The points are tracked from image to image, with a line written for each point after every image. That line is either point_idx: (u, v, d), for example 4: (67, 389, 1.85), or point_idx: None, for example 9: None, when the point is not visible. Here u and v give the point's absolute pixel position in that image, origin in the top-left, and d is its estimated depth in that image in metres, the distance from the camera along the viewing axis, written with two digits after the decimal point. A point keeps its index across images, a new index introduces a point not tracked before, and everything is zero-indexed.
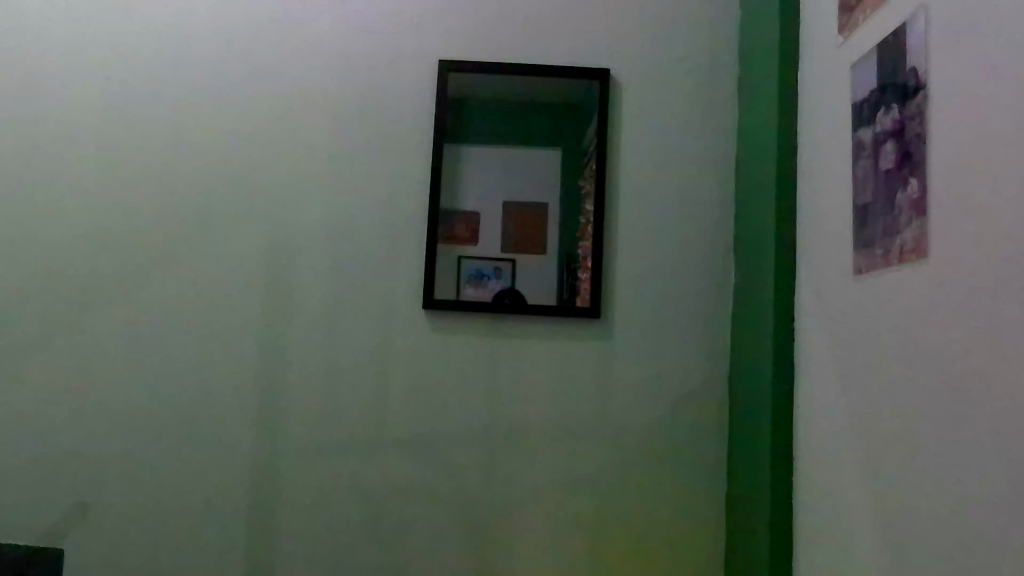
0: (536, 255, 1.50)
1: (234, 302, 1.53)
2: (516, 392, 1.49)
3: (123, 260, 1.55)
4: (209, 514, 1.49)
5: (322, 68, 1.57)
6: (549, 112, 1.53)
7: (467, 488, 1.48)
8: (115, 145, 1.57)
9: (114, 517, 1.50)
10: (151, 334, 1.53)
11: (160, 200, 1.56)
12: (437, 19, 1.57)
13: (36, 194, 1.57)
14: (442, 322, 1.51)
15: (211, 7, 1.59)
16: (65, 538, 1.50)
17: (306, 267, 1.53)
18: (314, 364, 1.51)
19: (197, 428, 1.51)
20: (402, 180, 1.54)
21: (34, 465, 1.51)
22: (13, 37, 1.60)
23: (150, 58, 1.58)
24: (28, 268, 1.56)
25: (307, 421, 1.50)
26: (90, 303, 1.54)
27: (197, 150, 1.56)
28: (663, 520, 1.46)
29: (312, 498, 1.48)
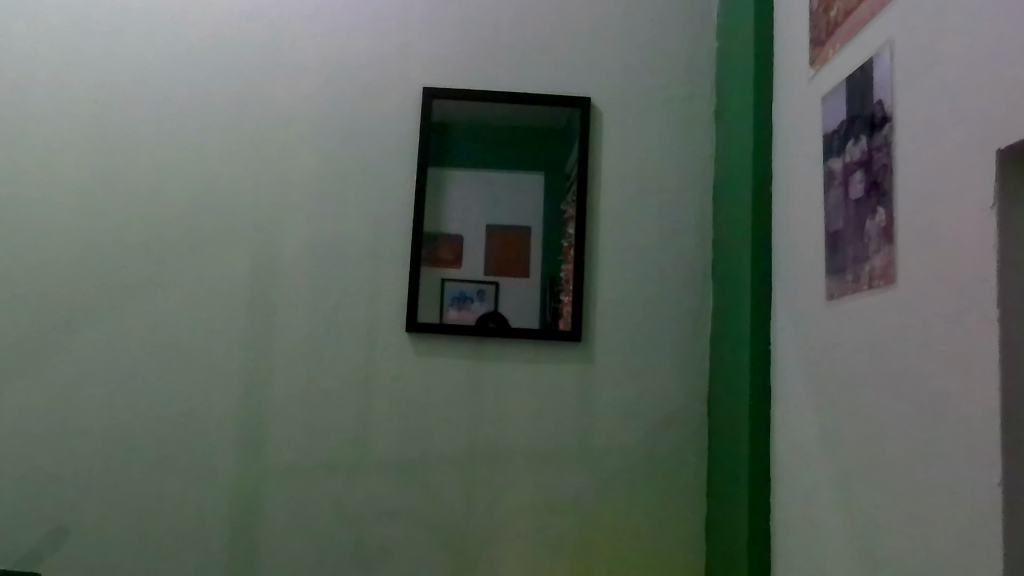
0: (518, 278, 1.52)
1: (217, 323, 1.54)
2: (499, 411, 1.51)
3: (106, 281, 1.55)
4: (189, 537, 1.48)
5: (307, 92, 1.59)
6: (531, 138, 1.56)
7: (449, 509, 1.48)
8: (102, 166, 1.58)
9: (92, 539, 1.49)
10: (134, 354, 1.53)
11: (145, 221, 1.57)
12: (422, 45, 1.60)
13: (18, 214, 1.57)
14: (426, 344, 1.52)
15: (200, 31, 1.61)
16: (43, 562, 1.49)
17: (290, 287, 1.54)
18: (298, 382, 1.51)
19: (180, 447, 1.50)
20: (386, 202, 1.56)
21: (11, 487, 1.50)
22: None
23: (132, 81, 1.60)
24: (7, 290, 1.55)
25: (291, 439, 1.50)
26: (71, 324, 1.54)
27: (184, 171, 1.57)
28: (645, 536, 1.48)
29: (295, 519, 1.48)
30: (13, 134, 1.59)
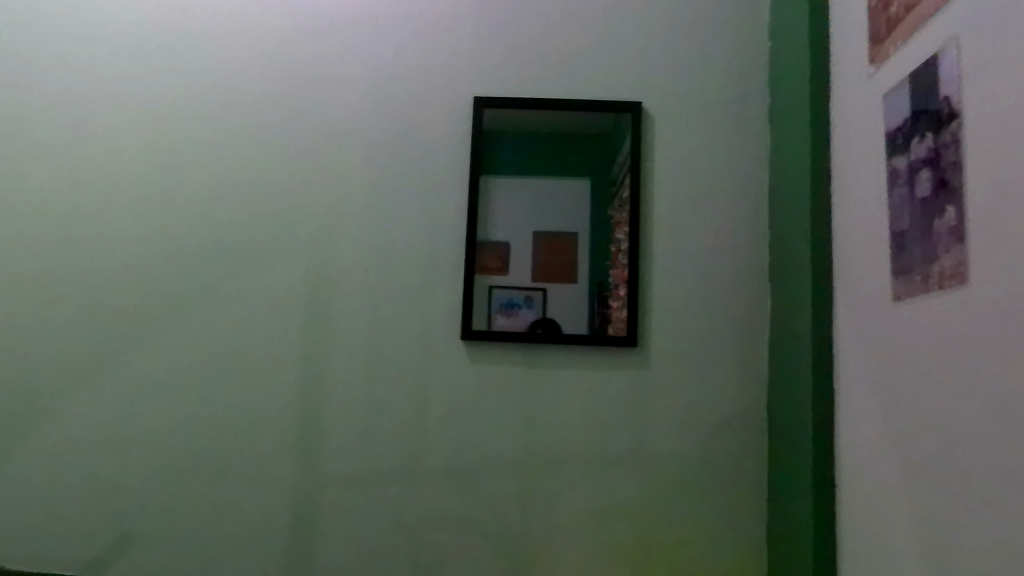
0: (569, 283, 1.52)
1: (276, 332, 1.57)
2: (554, 418, 1.51)
3: (168, 294, 1.60)
4: (250, 542, 1.51)
5: (358, 105, 1.62)
6: (583, 144, 1.56)
7: (505, 515, 1.49)
8: (163, 182, 1.63)
9: (157, 544, 1.53)
10: (196, 364, 1.57)
11: (205, 234, 1.61)
12: (472, 55, 1.62)
13: (83, 231, 1.63)
14: (480, 352, 1.53)
15: (255, 48, 1.65)
16: (112, 565, 1.53)
17: (345, 297, 1.56)
18: (356, 390, 1.53)
19: (241, 454, 1.54)
20: (439, 211, 1.57)
21: (78, 495, 1.55)
22: (59, 80, 1.67)
23: (191, 98, 1.65)
24: (73, 304, 1.61)
25: (349, 446, 1.52)
26: (136, 336, 1.59)
27: (241, 184, 1.61)
28: (704, 543, 1.46)
29: (353, 525, 1.50)
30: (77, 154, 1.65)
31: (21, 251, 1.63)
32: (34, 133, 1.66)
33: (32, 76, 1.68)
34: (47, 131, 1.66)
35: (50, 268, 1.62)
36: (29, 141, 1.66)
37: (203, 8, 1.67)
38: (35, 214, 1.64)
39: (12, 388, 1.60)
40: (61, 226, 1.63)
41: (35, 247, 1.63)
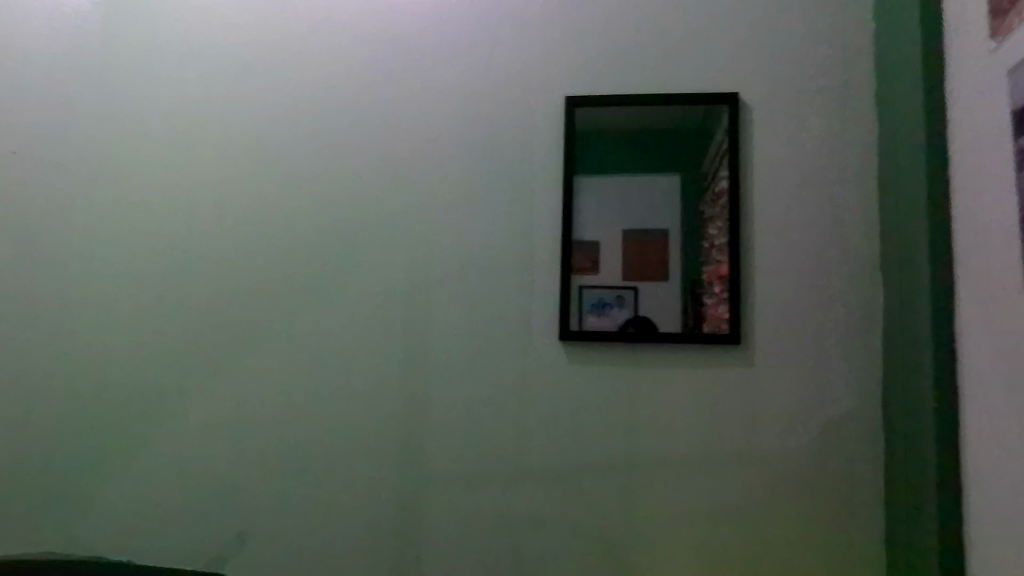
0: (659, 281, 1.49)
1: (377, 337, 1.59)
2: (656, 418, 1.49)
3: (272, 301, 1.64)
4: (357, 540, 1.55)
5: (450, 110, 1.64)
6: (678, 139, 1.53)
7: (608, 516, 1.48)
8: (264, 193, 1.67)
9: (270, 542, 1.58)
10: (301, 369, 1.61)
11: (305, 243, 1.64)
12: (563, 56, 1.61)
13: (187, 244, 1.68)
14: (579, 352, 1.52)
15: (349, 61, 1.69)
16: (228, 562, 1.59)
17: (443, 300, 1.58)
18: (456, 392, 1.55)
19: (347, 455, 1.57)
20: (534, 213, 1.58)
21: (188, 495, 1.61)
22: (163, 99, 1.73)
23: (289, 112, 1.69)
24: (180, 313, 1.66)
25: (452, 447, 1.54)
26: (244, 342, 1.63)
27: (338, 193, 1.64)
28: (817, 547, 1.41)
29: (458, 525, 1.52)
30: (178, 168, 1.70)
31: (126, 264, 1.68)
32: (137, 150, 1.72)
33: (136, 96, 1.74)
34: (150, 146, 1.72)
35: (155, 280, 1.68)
36: (133, 158, 1.72)
37: (298, 25, 1.71)
38: (139, 229, 1.69)
39: (128, 395, 1.65)
40: (168, 240, 1.69)
41: (140, 259, 1.68)
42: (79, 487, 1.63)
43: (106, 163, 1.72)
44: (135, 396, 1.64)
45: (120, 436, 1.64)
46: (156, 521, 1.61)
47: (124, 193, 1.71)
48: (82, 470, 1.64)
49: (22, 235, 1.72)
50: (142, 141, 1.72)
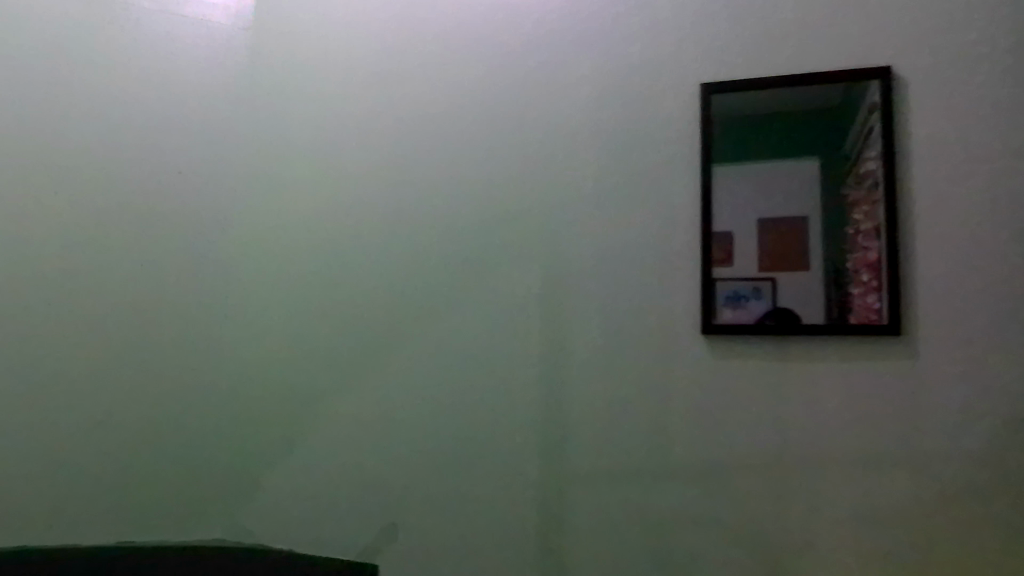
0: (799, 270, 1.43)
1: (517, 334, 1.61)
2: (809, 414, 1.43)
3: (413, 302, 1.68)
4: (502, 535, 1.57)
5: (585, 107, 1.62)
6: (824, 120, 1.45)
7: (760, 516, 1.43)
8: (402, 197, 1.71)
9: (419, 535, 1.62)
10: (443, 367, 1.64)
11: (444, 244, 1.67)
12: (697, 42, 1.57)
13: (330, 248, 1.74)
14: (723, 347, 1.48)
15: (480, 63, 1.70)
16: (379, 554, 1.64)
17: (582, 297, 1.58)
18: (598, 388, 1.55)
19: (490, 451, 1.59)
20: (672, 205, 1.54)
21: (339, 490, 1.67)
22: (303, 109, 1.79)
23: (423, 117, 1.72)
24: (327, 315, 1.72)
25: (595, 444, 1.54)
26: (387, 342, 1.68)
27: (474, 193, 1.67)
28: (995, 552, 1.31)
29: (604, 522, 1.51)
30: (323, 178, 1.76)
31: (275, 270, 1.75)
32: (280, 160, 1.79)
33: (278, 107, 1.80)
34: (292, 158, 1.78)
35: (302, 284, 1.74)
36: (276, 168, 1.79)
37: (429, 31, 1.74)
38: (285, 235, 1.76)
39: (281, 394, 1.72)
40: (314, 245, 1.75)
41: (290, 268, 1.75)
42: (240, 483, 1.71)
43: (254, 175, 1.79)
44: (289, 397, 1.72)
45: (277, 434, 1.71)
46: (312, 513, 1.69)
47: (271, 204, 1.78)
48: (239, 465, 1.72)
49: (155, 231, 1.69)
50: (288, 153, 1.79)
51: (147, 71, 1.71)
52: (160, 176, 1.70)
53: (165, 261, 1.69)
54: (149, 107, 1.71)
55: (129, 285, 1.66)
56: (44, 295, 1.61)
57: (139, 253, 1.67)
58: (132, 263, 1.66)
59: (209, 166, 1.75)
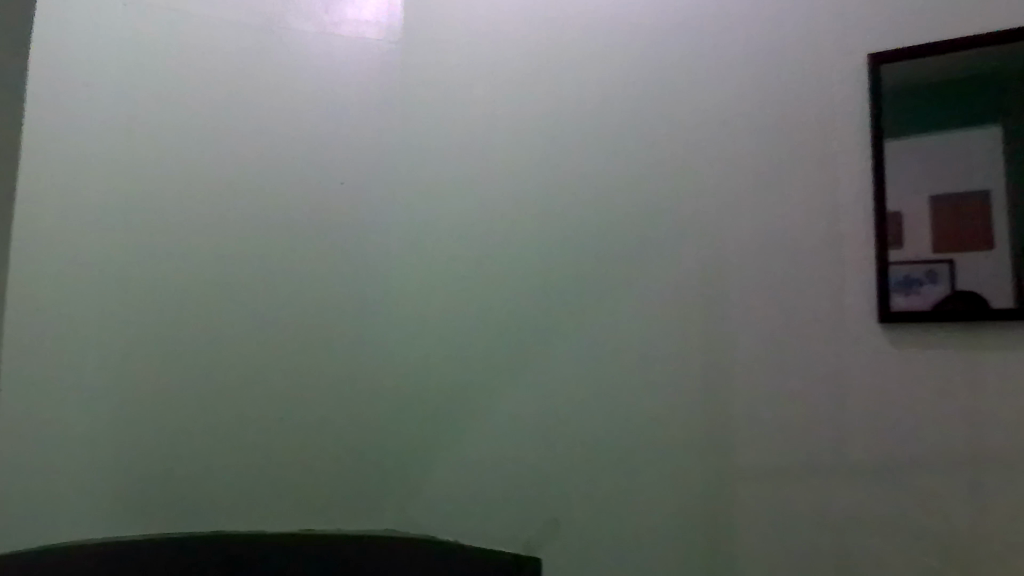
0: (981, 250, 1.30)
1: (675, 328, 1.57)
2: (1006, 409, 1.29)
3: (567, 298, 1.69)
4: (664, 533, 1.53)
5: (738, 92, 1.56)
6: (1015, 82, 1.31)
7: (952, 519, 1.31)
8: (553, 195, 1.73)
9: (579, 530, 1.62)
10: (600, 362, 1.64)
11: (596, 239, 1.67)
12: (861, 10, 1.46)
13: (484, 247, 1.78)
14: (902, 337, 1.37)
15: (627, 57, 1.69)
16: (541, 548, 1.65)
17: (743, 288, 1.52)
18: (764, 382, 1.49)
19: (650, 447, 1.57)
20: (838, 187, 1.45)
21: (500, 484, 1.71)
22: (455, 116, 1.85)
23: (572, 114, 1.73)
24: (483, 313, 1.76)
25: (761, 440, 1.47)
26: (544, 338, 1.70)
27: (626, 188, 1.65)
28: None
29: (773, 521, 1.44)
30: (477, 179, 1.81)
31: (433, 271, 1.81)
32: (434, 165, 1.85)
33: (431, 115, 1.87)
34: (445, 163, 1.84)
35: (457, 285, 1.79)
36: (431, 172, 1.84)
37: (575, 29, 1.75)
38: (441, 238, 1.82)
39: (443, 391, 1.77)
40: (469, 245, 1.79)
41: (448, 268, 1.81)
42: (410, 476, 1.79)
43: (410, 179, 1.86)
44: (450, 393, 1.77)
45: (440, 429, 1.76)
46: (478, 507, 1.73)
47: (428, 208, 1.84)
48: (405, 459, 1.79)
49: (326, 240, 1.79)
50: (443, 157, 1.84)
51: (308, 88, 1.81)
52: (325, 187, 1.81)
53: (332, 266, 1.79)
54: (314, 124, 1.81)
55: (303, 289, 1.76)
56: (239, 301, 1.69)
57: (311, 260, 1.77)
58: (305, 269, 1.76)
59: (370, 176, 1.84)
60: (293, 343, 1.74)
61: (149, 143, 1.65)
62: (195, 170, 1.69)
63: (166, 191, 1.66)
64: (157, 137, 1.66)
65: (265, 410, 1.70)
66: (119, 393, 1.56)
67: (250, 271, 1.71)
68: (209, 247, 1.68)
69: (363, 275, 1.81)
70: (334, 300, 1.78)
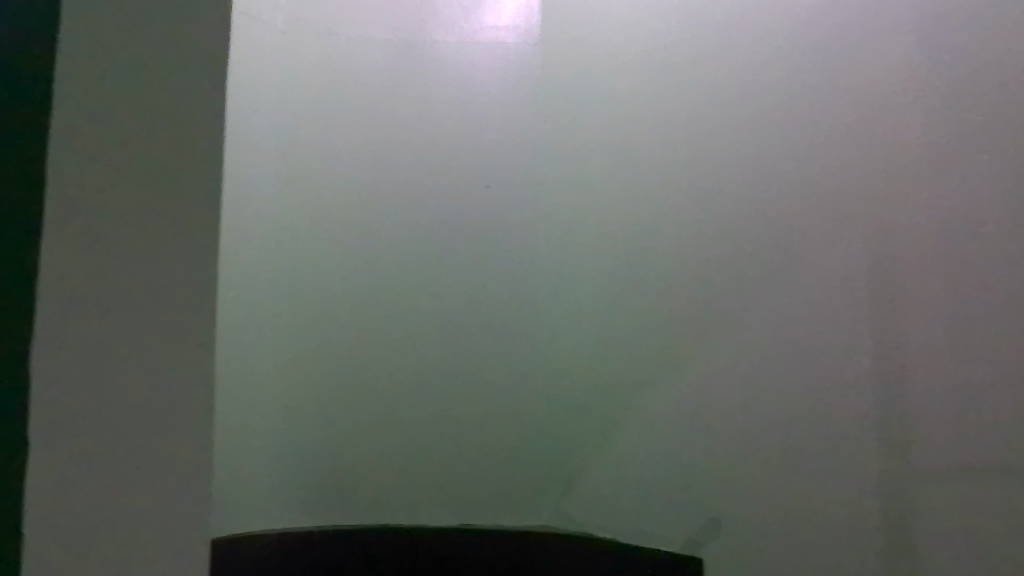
0: None
1: (840, 316, 1.49)
2: None
3: (722, 289, 1.64)
4: (838, 531, 1.46)
5: (903, 68, 1.49)
6: None
7: None
8: (705, 184, 1.68)
9: (744, 528, 1.56)
10: (760, 355, 1.58)
11: (751, 227, 1.62)
12: None
13: (633, 242, 1.76)
14: None
15: (777, 37, 1.63)
16: (702, 548, 1.59)
17: (918, 273, 1.43)
18: (947, 373, 1.39)
19: (818, 442, 1.49)
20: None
21: (657, 480, 1.67)
22: (599, 107, 1.82)
23: (721, 101, 1.68)
24: (636, 308, 1.74)
25: (946, 434, 1.38)
26: (700, 331, 1.65)
27: (782, 173, 1.60)
28: None
29: (963, 520, 1.35)
30: (625, 171, 1.78)
31: (579, 268, 1.80)
32: (578, 160, 1.82)
33: (573, 108, 1.84)
34: (587, 158, 1.82)
35: (606, 280, 1.78)
36: (574, 168, 1.83)
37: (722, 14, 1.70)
38: (586, 234, 1.80)
39: (597, 387, 1.76)
40: (619, 241, 1.77)
41: (601, 261, 1.79)
42: (563, 473, 1.77)
43: (554, 176, 1.84)
44: (608, 386, 1.75)
45: (601, 421, 1.75)
46: (645, 499, 1.68)
47: (573, 202, 1.82)
48: (557, 456, 1.78)
49: (473, 243, 1.82)
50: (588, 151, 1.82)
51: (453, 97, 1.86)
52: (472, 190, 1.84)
53: (484, 266, 1.82)
54: (457, 130, 1.85)
55: (458, 290, 1.81)
56: (395, 305, 1.78)
57: (465, 263, 1.81)
58: (458, 271, 1.81)
59: (513, 175, 1.84)
60: (447, 343, 1.79)
61: (310, 165, 1.79)
62: (358, 189, 1.80)
63: (324, 208, 1.78)
64: (314, 159, 1.80)
65: (428, 407, 1.77)
66: (306, 401, 1.73)
67: (405, 277, 1.79)
68: (370, 256, 1.78)
69: (515, 273, 1.82)
70: (487, 299, 1.81)
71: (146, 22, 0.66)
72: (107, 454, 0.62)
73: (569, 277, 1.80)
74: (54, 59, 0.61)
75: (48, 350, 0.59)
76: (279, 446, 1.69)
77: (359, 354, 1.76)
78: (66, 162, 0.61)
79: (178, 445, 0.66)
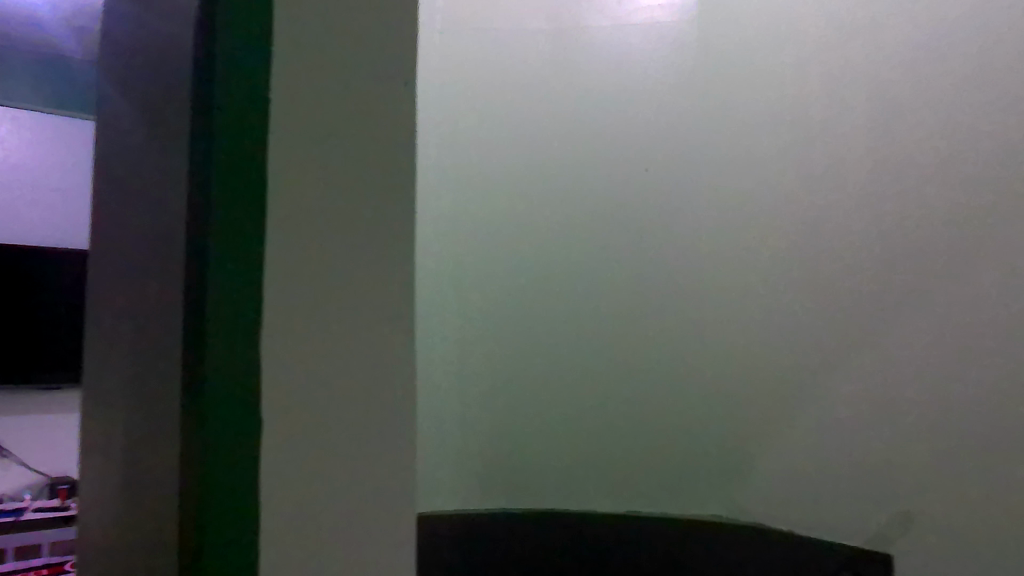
0: None
1: None
2: None
3: (909, 262, 1.49)
4: None
5: None
6: None
7: None
8: (887, 151, 1.54)
9: (937, 524, 1.43)
10: (949, 331, 1.43)
11: (938, 188, 1.46)
12: None
13: (808, 221, 1.64)
14: None
15: None
16: (891, 544, 1.48)
17: None
18: None
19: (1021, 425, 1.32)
20: None
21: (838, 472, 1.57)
22: (765, 81, 1.72)
23: (906, 56, 1.52)
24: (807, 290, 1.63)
25: None
26: (884, 311, 1.52)
27: (976, 123, 1.42)
28: None
29: None
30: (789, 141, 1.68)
31: (748, 250, 1.71)
32: (743, 138, 1.74)
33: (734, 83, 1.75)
34: (756, 135, 1.72)
35: (776, 262, 1.67)
36: (742, 148, 1.74)
37: None
38: (754, 217, 1.71)
39: (769, 374, 1.67)
40: (792, 218, 1.66)
41: (764, 244, 1.69)
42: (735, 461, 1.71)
43: (716, 152, 1.76)
44: (779, 371, 1.66)
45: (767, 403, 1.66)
46: (822, 487, 1.59)
47: (740, 184, 1.73)
48: (728, 446, 1.71)
49: (636, 234, 1.80)
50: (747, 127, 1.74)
51: (613, 84, 1.85)
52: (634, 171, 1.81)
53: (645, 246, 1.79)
54: (619, 121, 1.84)
55: (620, 283, 1.81)
56: (560, 304, 1.84)
57: (625, 255, 1.81)
58: (623, 264, 1.81)
59: (677, 160, 1.79)
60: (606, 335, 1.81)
61: (479, 178, 1.92)
62: (524, 189, 1.88)
63: (492, 217, 1.89)
64: (479, 171, 1.91)
65: (589, 400, 1.81)
66: (483, 393, 1.87)
67: (573, 277, 1.83)
68: (535, 257, 1.86)
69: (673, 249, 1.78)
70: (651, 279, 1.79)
71: (305, 46, 0.72)
72: (322, 450, 0.71)
73: (735, 258, 1.72)
74: (269, 133, 0.69)
75: (267, 375, 0.68)
76: (455, 432, 1.88)
77: (528, 351, 1.85)
78: (277, 215, 0.69)
79: (378, 431, 0.75)
